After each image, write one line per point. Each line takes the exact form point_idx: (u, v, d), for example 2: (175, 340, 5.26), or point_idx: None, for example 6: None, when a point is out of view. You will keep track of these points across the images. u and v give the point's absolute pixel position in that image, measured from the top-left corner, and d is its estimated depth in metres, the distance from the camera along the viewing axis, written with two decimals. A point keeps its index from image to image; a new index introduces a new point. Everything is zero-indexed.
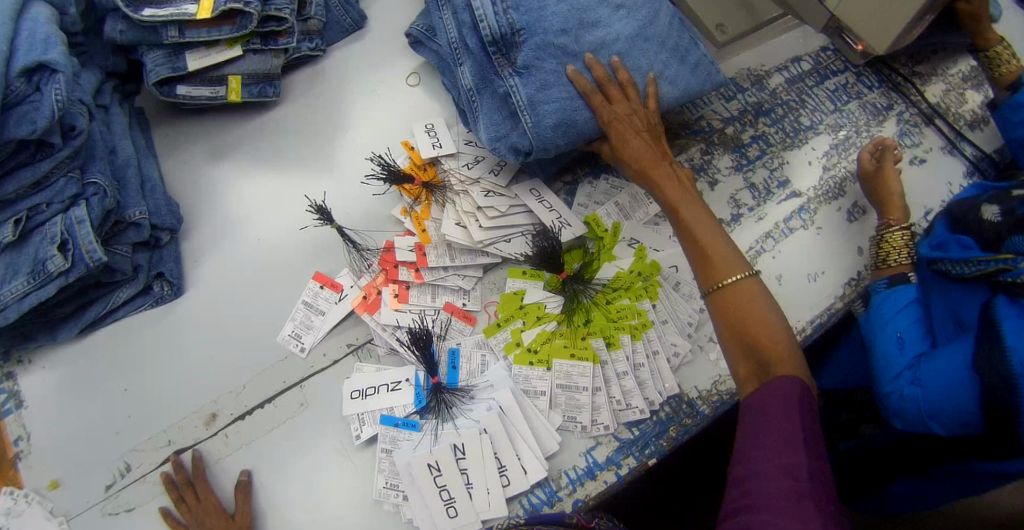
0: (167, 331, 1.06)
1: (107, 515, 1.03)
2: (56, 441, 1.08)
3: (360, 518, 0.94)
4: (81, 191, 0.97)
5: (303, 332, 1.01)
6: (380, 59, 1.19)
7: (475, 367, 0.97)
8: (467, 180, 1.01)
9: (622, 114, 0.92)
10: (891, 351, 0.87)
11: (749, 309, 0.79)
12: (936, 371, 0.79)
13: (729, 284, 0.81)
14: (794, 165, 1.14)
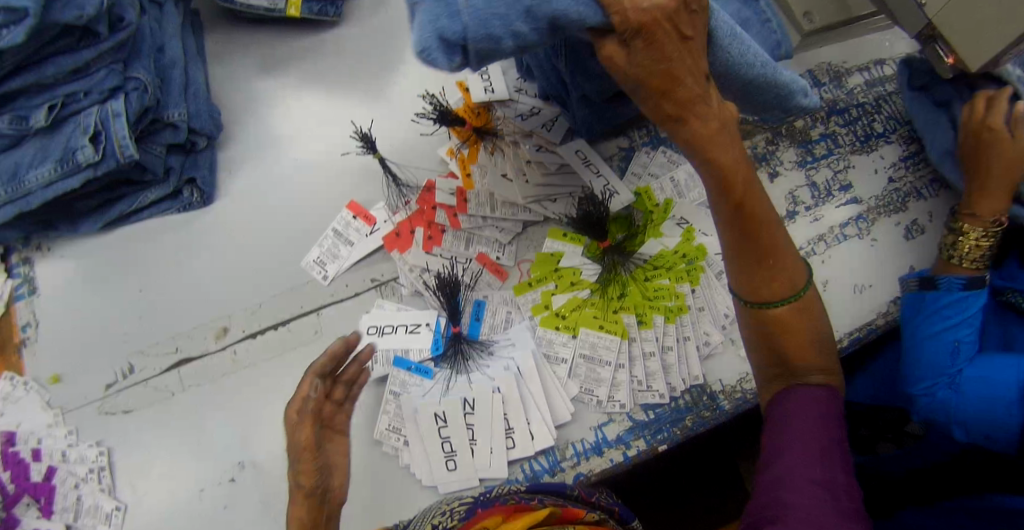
0: (190, 238, 1.05)
1: (106, 413, 1.02)
2: (66, 333, 1.06)
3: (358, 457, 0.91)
4: (121, 84, 0.93)
5: (327, 261, 0.99)
6: None
7: (499, 322, 0.94)
8: (519, 132, 0.97)
9: (667, 40, 0.60)
10: (941, 354, 0.84)
11: (801, 326, 0.69)
12: (983, 378, 0.79)
13: (784, 301, 0.69)
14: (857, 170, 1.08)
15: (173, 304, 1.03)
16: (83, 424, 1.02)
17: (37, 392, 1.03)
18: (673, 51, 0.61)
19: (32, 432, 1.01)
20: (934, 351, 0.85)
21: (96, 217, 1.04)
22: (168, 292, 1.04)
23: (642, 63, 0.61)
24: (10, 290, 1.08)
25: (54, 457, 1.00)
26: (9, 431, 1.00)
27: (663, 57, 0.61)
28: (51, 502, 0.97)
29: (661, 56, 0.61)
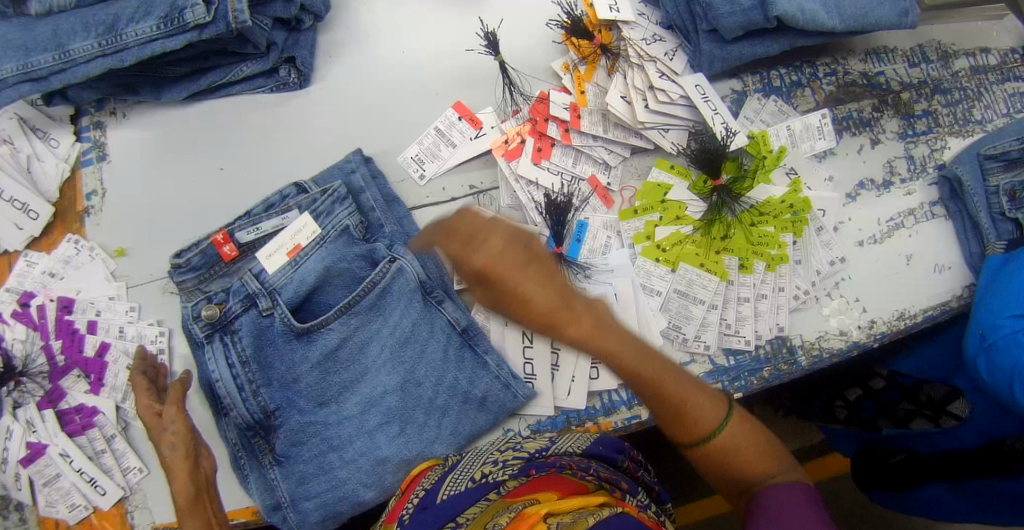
0: (280, 122, 1.02)
1: (172, 293, 0.99)
2: (134, 205, 1.01)
3: (440, 354, 0.90)
4: None
5: (427, 159, 0.98)
6: None
7: (599, 246, 0.93)
8: (645, 56, 0.95)
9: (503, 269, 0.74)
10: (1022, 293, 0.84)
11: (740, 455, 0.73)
12: None
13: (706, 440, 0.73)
14: (957, 159, 1.04)
15: (254, 186, 1.01)
16: (147, 302, 0.99)
17: (102, 261, 0.99)
18: (521, 281, 0.74)
19: (91, 303, 0.98)
20: (1016, 299, 0.85)
21: (182, 87, 0.99)
22: (247, 177, 1.01)
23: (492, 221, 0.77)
24: (78, 152, 1.02)
25: (112, 331, 0.98)
26: (68, 298, 0.98)
27: (519, 254, 0.75)
28: (102, 379, 0.97)
29: (514, 271, 0.74)
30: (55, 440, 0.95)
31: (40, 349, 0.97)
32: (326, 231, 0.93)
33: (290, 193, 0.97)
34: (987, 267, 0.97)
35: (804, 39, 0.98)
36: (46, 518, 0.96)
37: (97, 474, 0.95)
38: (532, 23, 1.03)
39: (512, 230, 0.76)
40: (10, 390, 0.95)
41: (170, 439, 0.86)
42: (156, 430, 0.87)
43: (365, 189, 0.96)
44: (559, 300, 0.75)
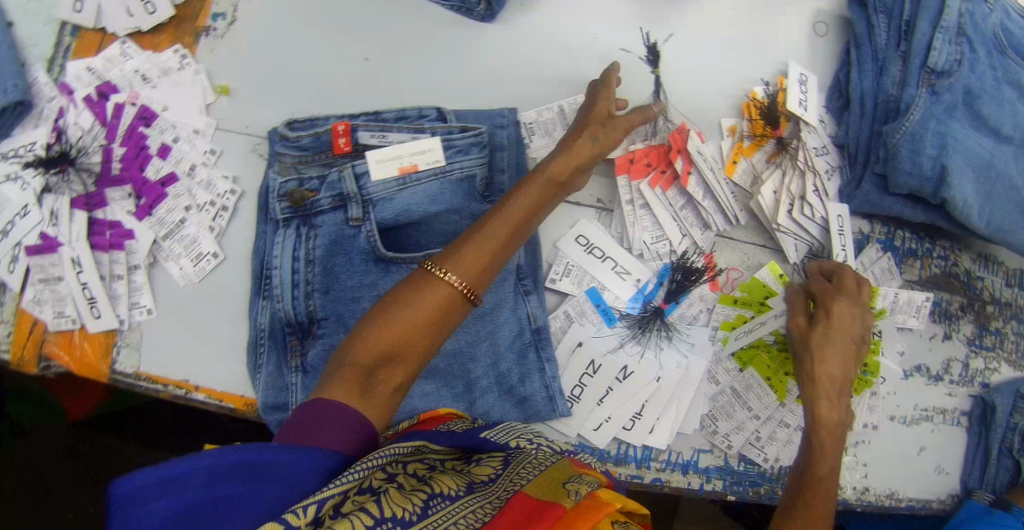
0: (442, 42, 0.95)
1: (259, 156, 0.93)
2: (258, 50, 0.94)
3: (508, 341, 0.87)
4: None
5: (538, 133, 0.94)
6: None
7: (690, 315, 0.93)
8: (811, 164, 0.96)
9: (845, 330, 0.81)
10: None
11: None
12: None
13: None
14: (999, 386, 1.08)
15: (389, 89, 0.94)
16: (229, 151, 0.93)
17: (201, 92, 0.93)
18: (831, 331, 0.81)
19: (172, 127, 0.91)
20: None
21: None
22: (386, 79, 0.94)
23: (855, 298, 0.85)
24: None
25: (181, 165, 0.91)
26: (150, 112, 0.91)
27: (856, 331, 0.82)
28: (151, 206, 0.90)
29: (849, 332, 0.81)
30: (72, 244, 0.91)
31: (100, 148, 0.90)
32: (451, 169, 0.87)
33: (430, 115, 0.90)
34: (965, 509, 1.04)
35: (946, 221, 1.00)
36: (24, 312, 0.93)
37: (102, 297, 0.91)
38: (723, 75, 0.99)
39: (862, 320, 0.82)
40: (52, 173, 0.90)
41: (588, 137, 0.77)
42: (592, 125, 0.79)
43: (505, 148, 0.91)
44: (840, 386, 0.79)
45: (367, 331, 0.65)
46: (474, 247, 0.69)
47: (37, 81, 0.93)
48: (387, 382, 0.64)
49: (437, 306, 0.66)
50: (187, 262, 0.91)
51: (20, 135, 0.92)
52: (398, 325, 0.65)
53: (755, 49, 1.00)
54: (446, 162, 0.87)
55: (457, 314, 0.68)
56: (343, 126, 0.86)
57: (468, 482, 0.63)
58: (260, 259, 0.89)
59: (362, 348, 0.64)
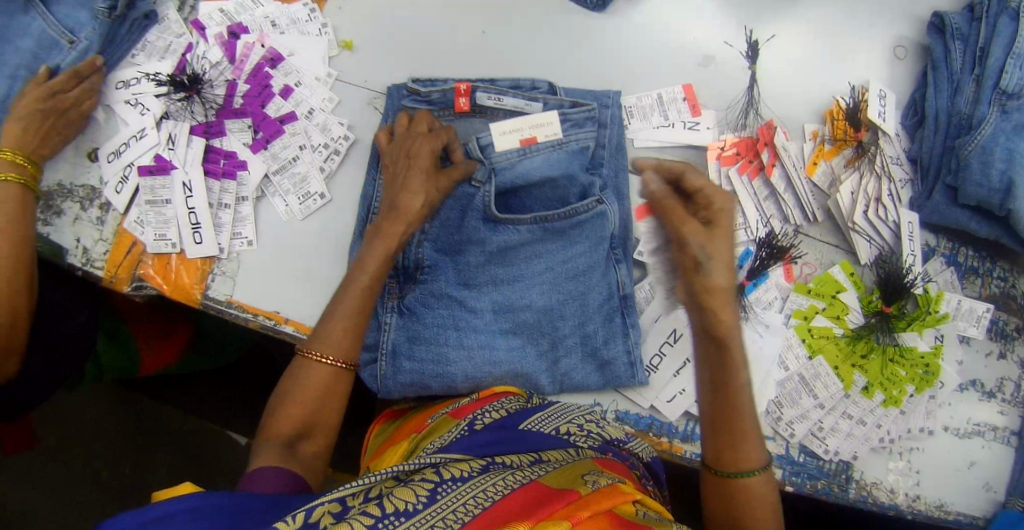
0: (548, 18, 0.97)
1: (376, 110, 0.97)
2: (381, 12, 0.99)
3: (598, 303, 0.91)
4: None
5: (637, 115, 0.95)
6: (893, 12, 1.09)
7: (767, 300, 0.95)
8: (886, 170, 0.96)
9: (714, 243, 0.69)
10: None
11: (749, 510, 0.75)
12: None
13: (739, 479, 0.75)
14: None
15: (500, 60, 0.97)
16: (347, 102, 0.97)
17: (327, 45, 0.98)
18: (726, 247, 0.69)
19: (297, 71, 0.97)
20: None
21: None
22: (495, 50, 0.97)
23: (714, 197, 0.71)
24: None
25: (301, 107, 0.97)
26: (277, 54, 0.98)
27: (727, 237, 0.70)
28: (268, 141, 0.96)
29: (724, 247, 0.70)
30: (185, 168, 0.96)
31: (224, 82, 0.97)
32: (568, 141, 0.91)
33: (542, 87, 0.93)
34: (1000, 519, 0.98)
35: (1009, 237, 1.01)
36: (125, 231, 0.97)
37: (207, 223, 0.96)
38: (821, 73, 0.98)
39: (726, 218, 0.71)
40: (179, 99, 0.97)
41: (417, 195, 0.81)
42: (421, 175, 0.82)
43: (610, 127, 0.92)
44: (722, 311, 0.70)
45: (278, 413, 0.74)
46: (339, 334, 0.77)
47: (169, 18, 1.01)
48: (322, 430, 0.75)
49: (324, 388, 0.76)
50: (294, 199, 0.96)
51: (147, 64, 1.00)
52: (295, 403, 0.74)
53: (850, 54, 0.98)
54: (563, 135, 0.91)
55: (343, 385, 0.77)
56: (465, 86, 0.90)
57: (484, 465, 0.66)
58: (364, 203, 0.92)
59: (286, 418, 0.73)
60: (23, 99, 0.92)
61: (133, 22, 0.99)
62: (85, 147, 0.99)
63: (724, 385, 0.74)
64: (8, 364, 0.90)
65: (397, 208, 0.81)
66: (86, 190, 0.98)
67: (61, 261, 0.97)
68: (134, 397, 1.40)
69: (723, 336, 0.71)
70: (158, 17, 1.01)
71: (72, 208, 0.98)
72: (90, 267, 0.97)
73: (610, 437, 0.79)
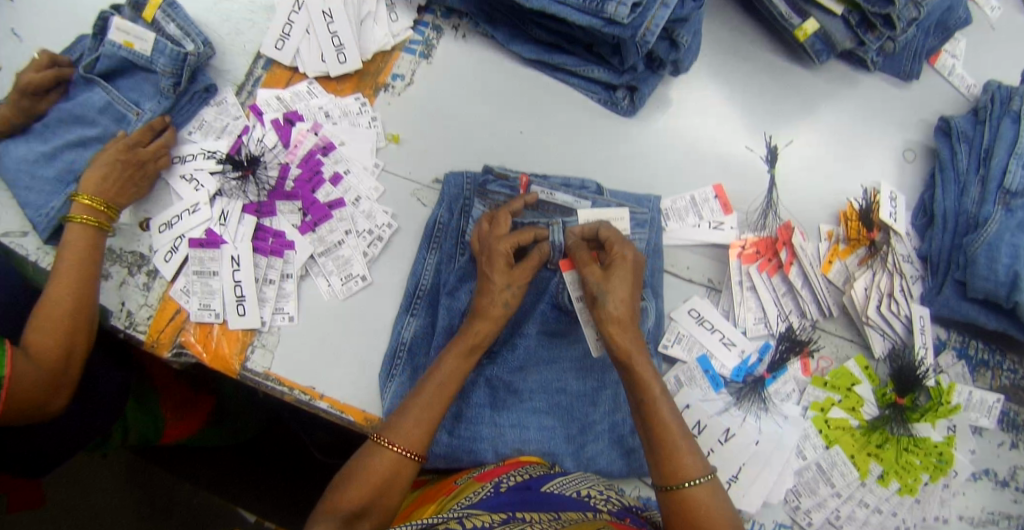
0: (583, 117, 1.04)
1: (417, 200, 1.04)
2: (426, 109, 1.05)
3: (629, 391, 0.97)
4: None
5: (672, 219, 1.00)
6: (919, 107, 1.12)
7: (784, 392, 0.99)
8: (898, 268, 1.01)
9: (611, 270, 0.86)
10: None
11: (699, 521, 0.76)
12: None
13: (679, 488, 0.78)
14: None
15: (539, 157, 1.03)
16: (392, 191, 1.04)
17: (376, 136, 1.04)
18: (619, 280, 0.84)
19: (346, 161, 1.04)
20: None
21: (535, 50, 1.03)
22: (533, 147, 1.03)
23: (613, 240, 0.89)
24: (406, 38, 1.07)
25: (349, 194, 1.03)
26: (330, 142, 1.04)
27: (626, 269, 0.86)
28: (316, 224, 1.02)
29: (621, 277, 0.85)
30: (233, 244, 1.02)
31: (278, 165, 1.04)
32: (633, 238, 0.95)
33: (590, 188, 0.99)
34: None
35: (1018, 330, 1.04)
36: (170, 299, 1.03)
37: (251, 297, 1.00)
38: (840, 177, 1.05)
39: (628, 255, 0.87)
40: (234, 178, 1.04)
41: (498, 299, 0.88)
42: (501, 279, 0.88)
43: (654, 230, 0.96)
44: (622, 327, 0.84)
45: (338, 494, 0.79)
46: (412, 425, 0.83)
47: (227, 101, 1.09)
48: (380, 511, 0.79)
49: (388, 472, 0.80)
50: (336, 280, 1.01)
51: (205, 142, 1.07)
52: (359, 485, 0.79)
53: (864, 160, 1.07)
54: (629, 232, 0.94)
55: (407, 471, 0.82)
56: (524, 179, 0.98)
57: (502, 518, 0.66)
58: (412, 279, 1.01)
59: (349, 497, 0.78)
60: (106, 151, 1.00)
61: (194, 95, 1.08)
62: (139, 217, 1.06)
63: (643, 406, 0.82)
64: (56, 402, 0.88)
65: (479, 314, 0.88)
66: (134, 256, 1.04)
67: (105, 322, 1.03)
68: (148, 469, 1.42)
69: (625, 354, 0.83)
70: (215, 99, 1.09)
71: (119, 272, 1.04)
72: (133, 330, 1.02)
73: (631, 504, 0.78)
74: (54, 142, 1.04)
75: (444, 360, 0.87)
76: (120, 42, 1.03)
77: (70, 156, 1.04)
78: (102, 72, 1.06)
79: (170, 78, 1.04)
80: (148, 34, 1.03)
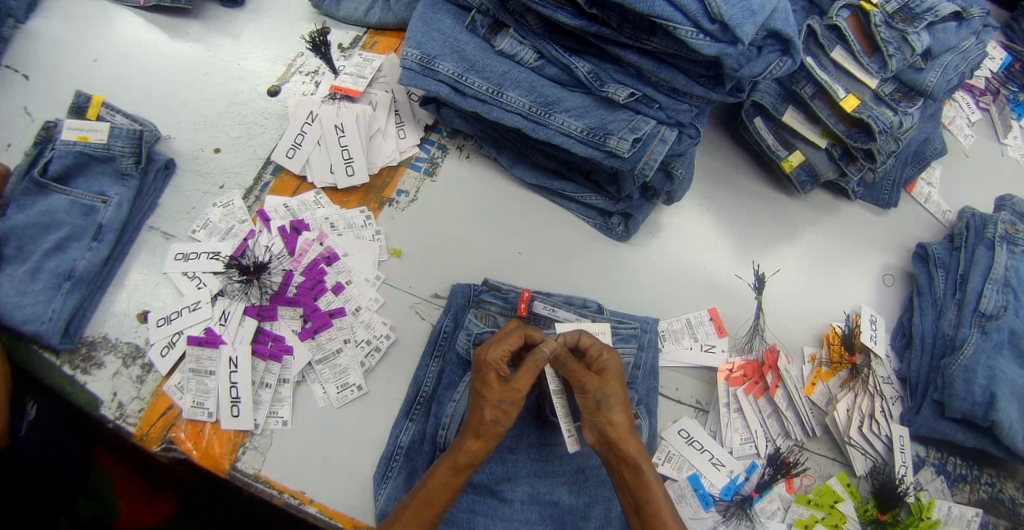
0: (582, 243, 1.18)
1: (417, 313, 1.11)
2: (433, 228, 1.16)
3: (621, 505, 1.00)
4: (684, 124, 1.03)
5: (669, 339, 1.12)
6: (880, 242, 1.28)
7: (769, 509, 1.04)
8: (877, 391, 1.11)
9: (611, 379, 0.90)
10: None
11: None
12: None
13: None
14: None
15: (545, 276, 1.15)
16: (393, 304, 1.11)
17: (378, 250, 1.13)
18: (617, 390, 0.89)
19: (350, 273, 1.11)
20: None
21: (534, 174, 1.17)
22: (534, 267, 1.15)
23: (595, 351, 0.92)
24: (413, 155, 1.21)
25: (350, 304, 1.10)
26: (332, 252, 1.12)
27: (616, 379, 0.91)
28: (315, 331, 1.07)
29: (615, 386, 0.90)
30: (233, 344, 1.05)
31: (282, 272, 1.10)
32: None
33: (592, 306, 1.08)
34: None
35: (997, 447, 1.08)
36: (163, 394, 1.04)
37: (247, 400, 1.02)
38: (814, 308, 1.20)
39: (614, 362, 0.92)
40: (238, 281, 1.08)
41: (490, 413, 0.87)
42: (495, 392, 0.87)
43: (646, 350, 1.06)
44: (626, 435, 0.87)
45: None
46: None
47: (234, 204, 1.16)
48: None
49: None
50: (332, 389, 1.05)
51: (206, 242, 1.13)
52: None
53: (839, 293, 1.22)
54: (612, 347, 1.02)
55: None
56: (527, 294, 1.04)
57: None
58: (414, 385, 1.04)
59: None
60: None
61: (155, 172, 1.16)
62: (137, 310, 1.09)
63: (636, 488, 0.87)
64: None
65: (471, 430, 0.88)
66: (129, 347, 1.06)
67: (94, 412, 1.03)
68: None
69: (630, 450, 0.87)
70: (224, 199, 1.16)
71: (113, 362, 1.06)
72: (122, 422, 1.02)
73: None
74: (55, 230, 1.07)
75: (432, 475, 0.87)
76: (74, 140, 1.09)
77: (75, 248, 1.07)
78: (54, 175, 1.09)
79: (131, 157, 1.11)
80: (102, 124, 1.09)
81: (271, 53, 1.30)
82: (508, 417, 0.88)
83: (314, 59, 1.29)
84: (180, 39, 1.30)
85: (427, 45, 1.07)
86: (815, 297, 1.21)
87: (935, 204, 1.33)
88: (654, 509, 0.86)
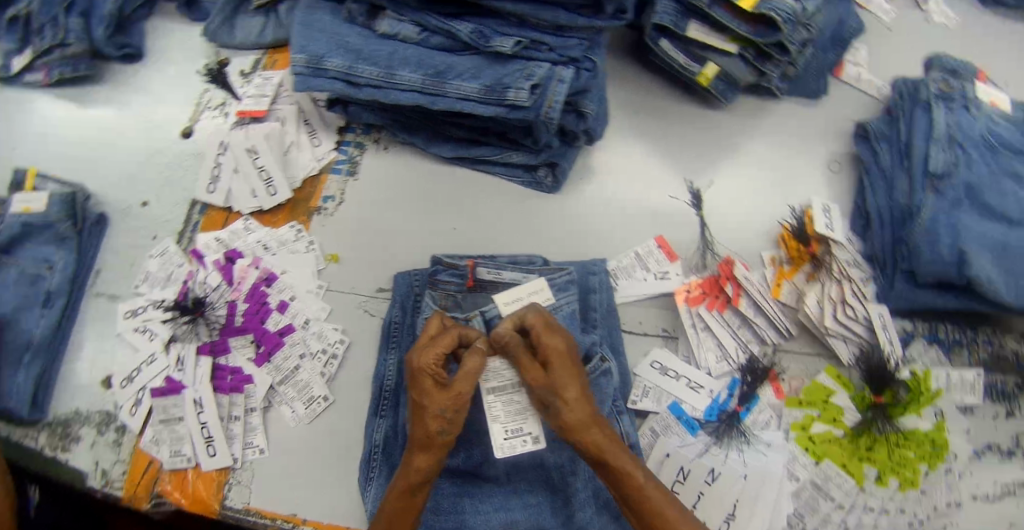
0: (517, 203, 1.16)
1: (365, 311, 1.10)
2: (365, 225, 1.15)
3: None
4: (579, 59, 1.02)
5: (622, 275, 1.10)
6: (817, 133, 1.25)
7: (763, 420, 1.01)
8: (846, 275, 1.06)
9: (565, 362, 0.84)
10: None
11: None
12: None
13: None
14: None
15: (486, 242, 1.13)
16: (340, 308, 1.10)
17: (315, 259, 1.12)
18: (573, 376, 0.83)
19: (291, 288, 1.10)
20: None
21: (451, 148, 1.16)
22: (473, 238, 1.14)
23: (543, 334, 0.86)
24: (332, 160, 1.20)
25: (298, 318, 1.09)
26: (271, 273, 1.11)
27: (569, 359, 0.85)
28: (269, 353, 1.06)
29: (568, 369, 0.84)
30: (194, 386, 1.03)
31: (225, 303, 1.09)
32: (560, 304, 0.97)
33: (536, 262, 1.05)
34: None
35: (979, 303, 1.04)
36: (141, 451, 1.03)
37: (219, 436, 1.01)
38: (763, 210, 1.17)
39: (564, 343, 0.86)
40: (184, 322, 1.08)
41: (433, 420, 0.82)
42: (435, 399, 0.82)
43: (598, 291, 1.04)
44: (591, 419, 0.82)
45: None
46: None
47: (169, 251, 1.16)
48: None
49: None
50: (299, 405, 1.04)
51: (151, 294, 1.12)
52: None
53: (786, 191, 1.19)
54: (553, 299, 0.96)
55: None
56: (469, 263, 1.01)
57: None
58: (377, 380, 1.02)
59: None
60: None
61: (91, 228, 1.17)
62: (99, 376, 1.08)
63: (616, 475, 0.82)
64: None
65: (419, 443, 0.84)
66: (100, 415, 1.06)
67: (83, 486, 1.02)
68: None
69: (601, 437, 0.82)
70: (160, 249, 1.16)
71: (89, 433, 1.05)
72: (110, 488, 1.02)
73: None
74: None
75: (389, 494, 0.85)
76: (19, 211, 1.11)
77: (20, 322, 1.07)
78: None
79: (66, 220, 1.12)
80: (40, 193, 1.12)
81: (178, 99, 1.30)
82: (455, 422, 0.83)
83: (220, 93, 1.29)
84: (89, 107, 1.31)
85: (311, 46, 1.05)
86: (760, 199, 1.18)
87: (867, 82, 1.30)
88: (636, 485, 0.81)
